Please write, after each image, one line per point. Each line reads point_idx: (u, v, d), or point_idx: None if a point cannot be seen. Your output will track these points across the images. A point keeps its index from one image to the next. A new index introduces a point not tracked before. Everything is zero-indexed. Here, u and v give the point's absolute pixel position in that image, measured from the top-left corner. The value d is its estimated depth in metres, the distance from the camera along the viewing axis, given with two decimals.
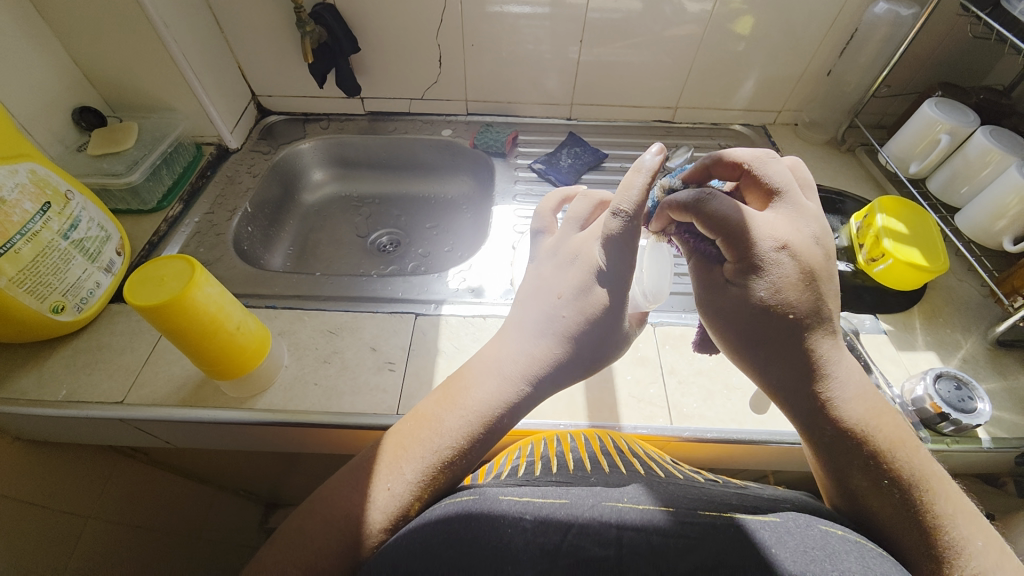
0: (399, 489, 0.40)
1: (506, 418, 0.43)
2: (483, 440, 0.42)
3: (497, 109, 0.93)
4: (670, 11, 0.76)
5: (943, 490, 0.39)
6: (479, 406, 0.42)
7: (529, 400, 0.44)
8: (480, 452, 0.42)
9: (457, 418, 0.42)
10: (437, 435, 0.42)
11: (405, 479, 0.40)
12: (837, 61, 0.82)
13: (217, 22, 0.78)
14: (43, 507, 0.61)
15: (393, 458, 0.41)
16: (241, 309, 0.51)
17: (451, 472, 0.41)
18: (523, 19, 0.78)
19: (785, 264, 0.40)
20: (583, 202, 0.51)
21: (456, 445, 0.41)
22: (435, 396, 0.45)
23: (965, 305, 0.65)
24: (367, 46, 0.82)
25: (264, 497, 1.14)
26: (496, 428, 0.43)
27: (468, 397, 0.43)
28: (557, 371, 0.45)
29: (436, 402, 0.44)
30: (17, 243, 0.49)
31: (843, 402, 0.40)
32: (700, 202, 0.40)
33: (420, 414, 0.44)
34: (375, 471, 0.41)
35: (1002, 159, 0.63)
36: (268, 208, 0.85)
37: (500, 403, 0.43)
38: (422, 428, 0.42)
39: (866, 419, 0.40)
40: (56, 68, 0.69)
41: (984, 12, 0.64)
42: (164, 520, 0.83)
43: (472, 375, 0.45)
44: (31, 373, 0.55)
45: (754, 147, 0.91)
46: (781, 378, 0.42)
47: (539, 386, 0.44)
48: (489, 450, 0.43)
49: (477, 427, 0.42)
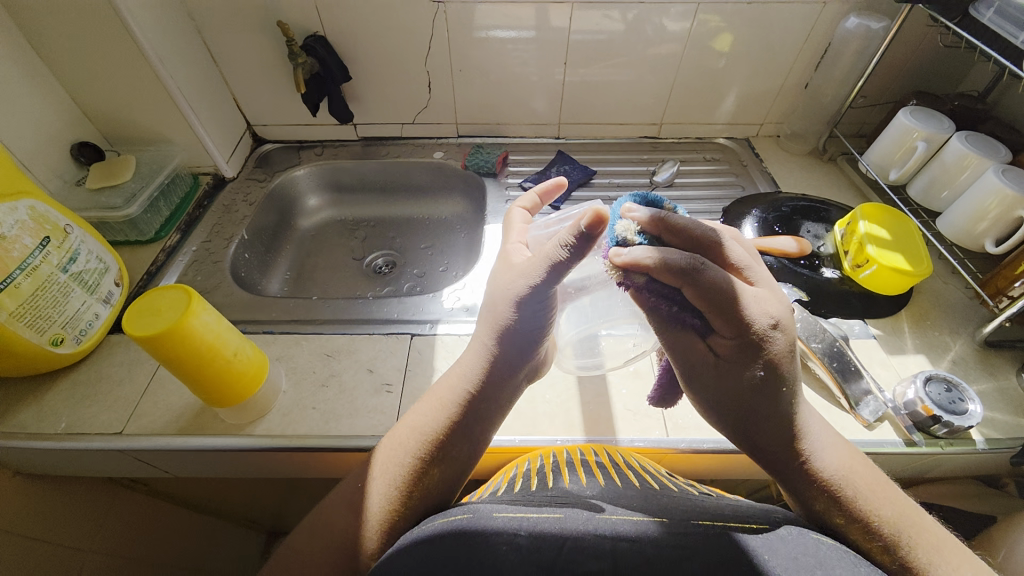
0: (387, 499, 0.42)
1: (478, 413, 0.45)
2: (460, 436, 0.44)
3: (487, 131, 0.96)
4: (651, 31, 0.79)
5: (916, 528, 0.40)
6: (453, 403, 0.45)
7: (501, 395, 0.46)
8: (459, 447, 0.44)
9: (432, 417, 0.45)
10: (416, 438, 0.44)
11: (389, 487, 0.43)
12: (814, 74, 0.85)
13: (212, 55, 0.81)
14: (42, 541, 0.61)
15: (378, 470, 0.44)
16: (239, 335, 0.52)
17: (435, 474, 0.43)
18: (509, 44, 0.81)
19: (778, 341, 0.40)
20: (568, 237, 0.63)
21: (433, 444, 0.44)
22: (425, 401, 0.47)
23: (952, 307, 0.66)
24: (359, 74, 0.85)
25: (265, 525, 1.13)
26: (469, 423, 0.45)
27: (448, 394, 0.46)
28: (524, 365, 0.46)
29: (418, 405, 0.47)
30: (17, 278, 0.50)
31: (821, 456, 0.41)
32: (696, 273, 0.38)
33: (401, 423, 0.47)
34: (365, 488, 0.43)
35: (978, 163, 0.65)
36: (265, 235, 0.86)
37: (470, 399, 0.45)
38: (402, 433, 0.45)
39: (841, 471, 0.41)
40: (55, 106, 0.71)
41: (951, 22, 0.67)
42: (164, 552, 0.82)
43: (446, 376, 0.48)
44: (31, 407, 0.55)
45: (738, 159, 0.93)
46: (766, 439, 0.42)
47: (508, 380, 0.46)
48: (467, 444, 0.44)
49: (450, 423, 0.44)
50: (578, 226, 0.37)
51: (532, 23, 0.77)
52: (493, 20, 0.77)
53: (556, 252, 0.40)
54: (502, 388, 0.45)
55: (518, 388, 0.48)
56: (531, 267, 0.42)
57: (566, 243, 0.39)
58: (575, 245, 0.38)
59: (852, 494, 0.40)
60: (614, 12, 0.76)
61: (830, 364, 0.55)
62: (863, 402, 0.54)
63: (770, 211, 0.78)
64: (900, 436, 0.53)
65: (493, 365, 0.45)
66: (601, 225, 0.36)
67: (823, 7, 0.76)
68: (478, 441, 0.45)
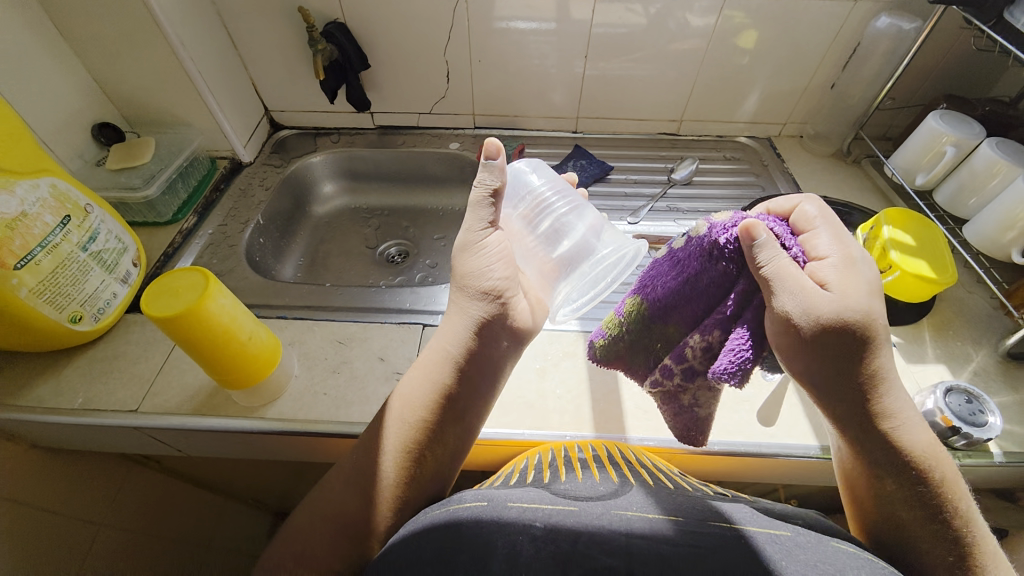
0: (389, 478, 0.42)
1: (471, 383, 0.46)
2: (457, 407, 0.45)
3: (504, 123, 0.95)
4: (674, 26, 0.77)
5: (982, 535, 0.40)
6: (444, 373, 0.45)
7: (492, 362, 0.47)
8: (455, 411, 0.45)
9: (422, 389, 0.45)
10: (412, 414, 0.44)
11: (390, 466, 0.43)
12: (841, 74, 0.83)
13: (231, 40, 0.81)
14: (55, 513, 0.62)
15: (377, 447, 0.44)
16: (253, 319, 0.52)
17: (436, 445, 0.44)
18: (529, 35, 0.79)
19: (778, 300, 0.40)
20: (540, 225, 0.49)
21: (429, 417, 0.44)
22: (413, 372, 0.47)
23: (974, 317, 0.65)
24: (377, 62, 0.84)
25: (272, 506, 1.14)
26: (462, 393, 0.45)
27: (438, 366, 0.46)
28: (509, 330, 0.47)
29: (407, 375, 0.47)
30: (37, 255, 0.51)
31: (911, 434, 0.42)
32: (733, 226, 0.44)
33: (389, 399, 0.46)
34: (364, 466, 0.43)
35: (1009, 171, 0.63)
36: (280, 220, 0.86)
37: (457, 367, 0.46)
38: (394, 408, 0.45)
39: (924, 449, 0.41)
40: (76, 86, 0.72)
41: (986, 25, 0.64)
42: (174, 528, 0.84)
43: (432, 347, 0.48)
44: (48, 382, 0.56)
45: (759, 159, 0.91)
46: (851, 405, 0.42)
47: (492, 344, 0.47)
48: (463, 408, 0.45)
49: (442, 393, 0.45)
50: (490, 165, 0.46)
51: (553, 15, 0.76)
52: (514, 10, 0.76)
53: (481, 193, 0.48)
54: (491, 354, 0.46)
55: (508, 352, 0.48)
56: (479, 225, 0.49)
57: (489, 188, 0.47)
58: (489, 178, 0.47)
59: (932, 468, 0.41)
60: (638, 4, 0.75)
61: None
62: None
63: None
64: None
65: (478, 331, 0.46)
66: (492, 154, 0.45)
67: (854, 5, 0.74)
68: (475, 409, 0.46)
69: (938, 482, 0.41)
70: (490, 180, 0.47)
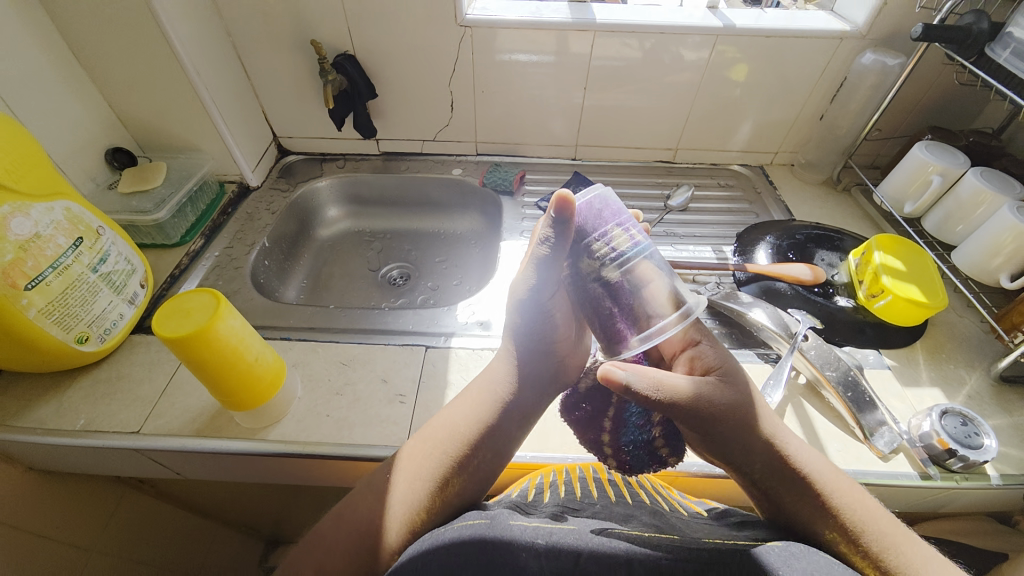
0: (415, 502, 0.42)
1: (514, 422, 0.46)
2: (491, 450, 0.45)
3: (505, 150, 0.98)
4: (669, 60, 0.81)
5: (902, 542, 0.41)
6: (483, 407, 0.46)
7: (533, 409, 0.47)
8: (492, 441, 0.45)
9: (467, 419, 0.46)
10: (451, 443, 0.44)
11: (421, 490, 0.42)
12: (828, 106, 0.86)
13: (244, 70, 0.84)
14: (46, 537, 0.61)
15: (406, 468, 0.44)
16: (261, 341, 0.53)
17: (463, 480, 0.43)
18: (530, 67, 0.83)
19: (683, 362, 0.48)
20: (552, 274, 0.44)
21: (466, 444, 0.44)
22: (458, 402, 0.48)
23: (967, 341, 0.66)
24: (383, 92, 0.88)
25: (265, 533, 1.12)
26: (503, 431, 0.45)
27: (482, 396, 0.47)
28: (551, 374, 0.48)
29: (451, 404, 0.48)
30: (48, 276, 0.52)
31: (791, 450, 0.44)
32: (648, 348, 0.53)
33: (432, 421, 0.48)
34: (391, 483, 0.44)
35: (993, 199, 0.66)
36: (285, 243, 0.88)
37: (502, 406, 0.46)
38: (434, 431, 0.46)
39: (823, 475, 0.43)
40: (93, 114, 0.74)
41: (967, 60, 0.68)
42: (164, 556, 0.82)
43: (480, 379, 0.49)
44: (50, 402, 0.56)
45: (752, 186, 0.94)
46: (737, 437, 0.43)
47: (536, 391, 0.47)
48: (500, 440, 0.45)
49: (485, 428, 0.45)
50: (550, 216, 0.42)
51: (553, 48, 0.80)
52: (516, 44, 0.80)
53: (542, 250, 0.43)
54: (537, 398, 0.47)
55: (547, 398, 0.48)
56: (524, 270, 0.45)
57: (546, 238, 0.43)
58: (556, 235, 0.42)
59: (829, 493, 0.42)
60: (633, 40, 0.79)
61: (844, 394, 0.55)
62: (877, 433, 0.53)
63: (784, 238, 0.79)
64: (915, 469, 0.52)
65: (526, 375, 0.47)
66: (568, 206, 0.41)
67: (839, 42, 0.78)
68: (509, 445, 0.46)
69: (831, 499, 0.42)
70: (551, 233, 0.43)
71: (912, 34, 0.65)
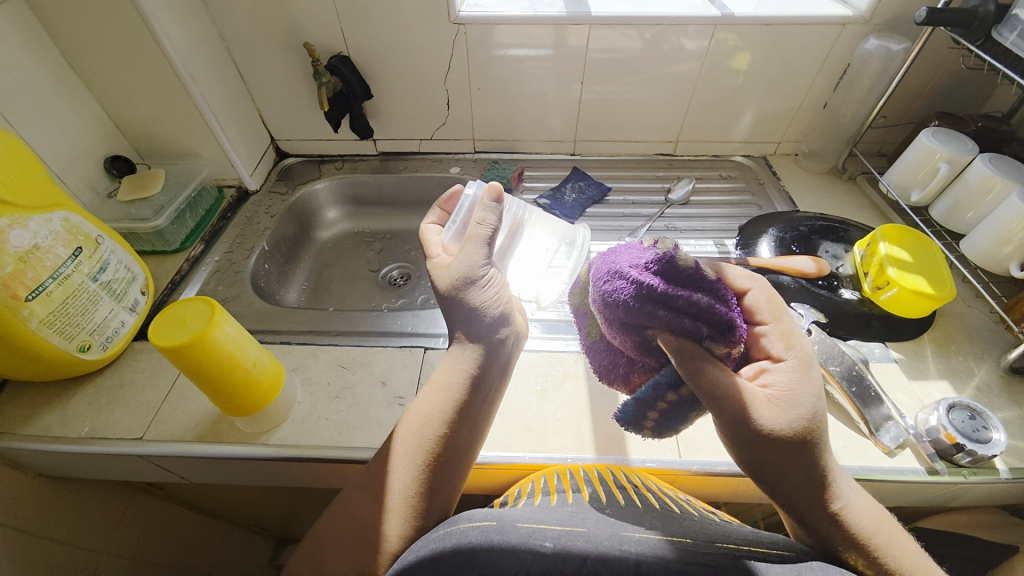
0: (408, 493, 0.43)
1: (479, 399, 0.48)
2: (463, 426, 0.46)
3: (503, 147, 0.97)
4: (669, 49, 0.79)
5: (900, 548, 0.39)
6: (453, 391, 0.47)
7: (497, 380, 0.50)
8: (474, 416, 0.47)
9: (437, 403, 0.47)
10: (432, 426, 0.45)
11: (411, 475, 0.43)
12: (832, 94, 0.84)
13: (239, 73, 0.84)
14: (59, 541, 0.62)
15: (393, 463, 0.45)
16: (257, 346, 0.53)
17: (448, 458, 0.45)
18: (527, 62, 0.82)
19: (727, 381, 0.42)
20: (472, 248, 0.53)
21: (446, 426, 0.45)
22: (426, 392, 0.48)
23: (976, 332, 0.64)
24: (379, 92, 0.87)
25: (275, 532, 1.13)
26: (477, 405, 0.47)
27: (450, 383, 0.48)
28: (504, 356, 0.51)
29: (421, 394, 0.48)
30: (49, 286, 0.52)
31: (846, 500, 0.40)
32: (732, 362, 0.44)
33: (403, 414, 0.48)
34: (386, 483, 0.44)
35: (1003, 185, 0.64)
36: (285, 245, 0.88)
37: (470, 384, 0.48)
38: (409, 422, 0.46)
39: (871, 521, 0.40)
40: (90, 123, 0.75)
41: (974, 44, 0.66)
42: (176, 557, 0.83)
43: (441, 370, 0.50)
44: (55, 411, 0.57)
45: (754, 177, 0.93)
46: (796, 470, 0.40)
47: (497, 371, 0.50)
48: (477, 412, 0.47)
49: (459, 405, 0.46)
50: (485, 203, 0.54)
51: (550, 42, 0.79)
52: (511, 38, 0.79)
53: (482, 230, 0.53)
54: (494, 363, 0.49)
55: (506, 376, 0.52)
56: (467, 249, 0.53)
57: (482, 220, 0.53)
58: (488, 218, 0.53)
59: (867, 533, 0.39)
60: (632, 30, 0.77)
61: (848, 388, 0.54)
62: (883, 428, 0.52)
63: (787, 230, 0.77)
64: (922, 465, 0.51)
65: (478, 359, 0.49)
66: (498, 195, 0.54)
67: (842, 28, 0.76)
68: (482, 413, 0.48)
69: (877, 545, 0.39)
70: (490, 217, 0.53)
71: (917, 18, 0.65)
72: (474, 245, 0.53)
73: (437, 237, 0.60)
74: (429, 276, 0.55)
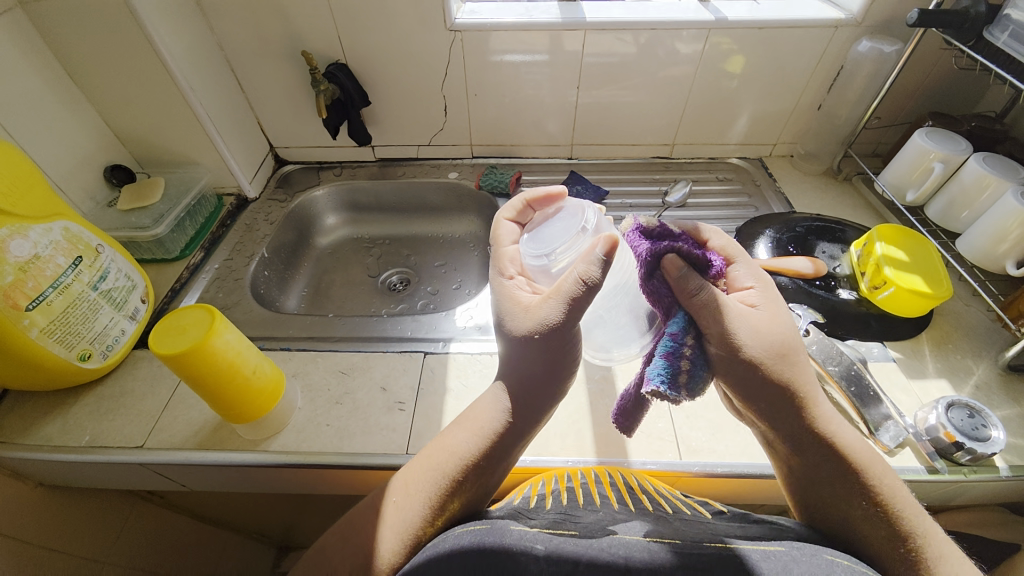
0: (415, 515, 0.42)
1: (509, 447, 0.45)
2: (489, 468, 0.45)
3: (501, 152, 0.98)
4: (664, 53, 0.80)
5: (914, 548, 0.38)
6: (490, 432, 0.45)
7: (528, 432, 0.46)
8: (501, 458, 0.45)
9: (467, 440, 0.45)
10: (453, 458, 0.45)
11: (423, 501, 0.43)
12: (826, 96, 0.85)
13: (238, 82, 0.85)
14: (60, 551, 0.62)
15: (403, 485, 0.44)
16: (258, 353, 0.53)
17: (465, 492, 0.44)
18: (523, 67, 0.83)
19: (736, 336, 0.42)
20: (554, 307, 0.41)
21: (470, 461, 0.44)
22: (456, 423, 0.48)
23: (973, 330, 0.65)
24: (376, 99, 0.88)
25: (276, 540, 1.13)
26: (506, 451, 0.45)
27: (486, 422, 0.46)
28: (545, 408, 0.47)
29: (452, 428, 0.47)
30: (49, 295, 0.53)
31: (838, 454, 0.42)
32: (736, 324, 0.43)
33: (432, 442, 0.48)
34: (388, 500, 0.44)
35: (998, 184, 0.64)
36: (284, 252, 0.88)
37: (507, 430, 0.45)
38: (436, 454, 0.45)
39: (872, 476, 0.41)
40: (90, 132, 0.75)
41: (965, 44, 0.67)
42: (177, 566, 0.83)
43: (477, 406, 0.48)
44: (56, 420, 0.57)
45: (751, 179, 0.93)
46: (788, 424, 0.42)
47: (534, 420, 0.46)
48: (507, 457, 0.46)
49: (490, 447, 0.45)
50: (592, 254, 0.39)
51: (546, 47, 0.80)
52: (507, 44, 0.79)
53: (576, 287, 0.40)
54: (537, 408, 0.46)
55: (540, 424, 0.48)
56: (551, 306, 0.42)
57: (584, 277, 0.39)
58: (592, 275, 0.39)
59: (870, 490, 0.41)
60: (627, 35, 0.78)
61: (847, 388, 0.54)
62: (883, 428, 0.52)
63: (784, 231, 0.78)
64: (922, 464, 0.52)
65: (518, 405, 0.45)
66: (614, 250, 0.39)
67: (834, 30, 0.77)
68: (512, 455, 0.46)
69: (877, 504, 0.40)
70: (595, 276, 0.39)
71: (910, 20, 0.65)
72: (561, 300, 0.41)
73: (513, 247, 0.50)
74: (501, 307, 0.46)
